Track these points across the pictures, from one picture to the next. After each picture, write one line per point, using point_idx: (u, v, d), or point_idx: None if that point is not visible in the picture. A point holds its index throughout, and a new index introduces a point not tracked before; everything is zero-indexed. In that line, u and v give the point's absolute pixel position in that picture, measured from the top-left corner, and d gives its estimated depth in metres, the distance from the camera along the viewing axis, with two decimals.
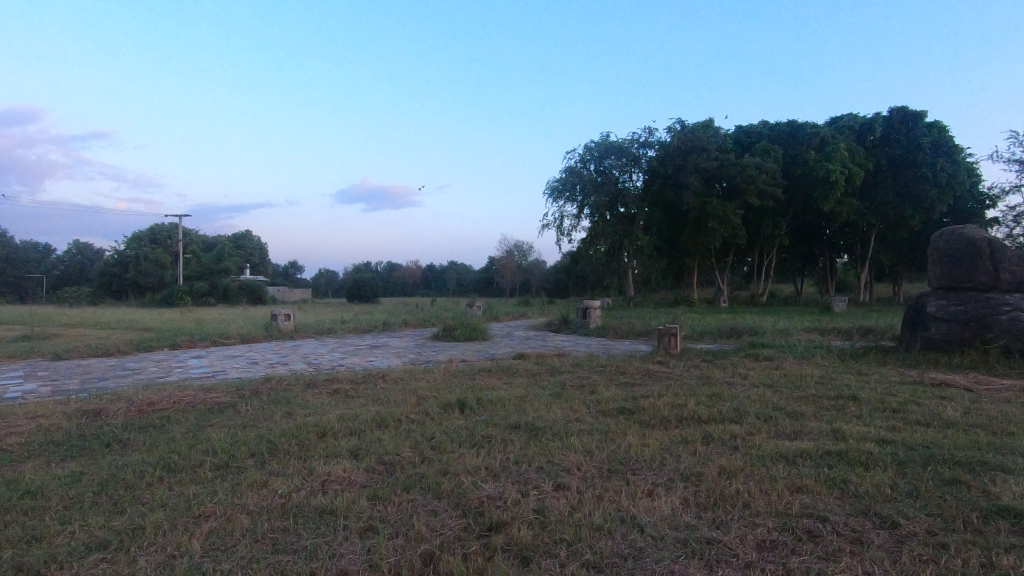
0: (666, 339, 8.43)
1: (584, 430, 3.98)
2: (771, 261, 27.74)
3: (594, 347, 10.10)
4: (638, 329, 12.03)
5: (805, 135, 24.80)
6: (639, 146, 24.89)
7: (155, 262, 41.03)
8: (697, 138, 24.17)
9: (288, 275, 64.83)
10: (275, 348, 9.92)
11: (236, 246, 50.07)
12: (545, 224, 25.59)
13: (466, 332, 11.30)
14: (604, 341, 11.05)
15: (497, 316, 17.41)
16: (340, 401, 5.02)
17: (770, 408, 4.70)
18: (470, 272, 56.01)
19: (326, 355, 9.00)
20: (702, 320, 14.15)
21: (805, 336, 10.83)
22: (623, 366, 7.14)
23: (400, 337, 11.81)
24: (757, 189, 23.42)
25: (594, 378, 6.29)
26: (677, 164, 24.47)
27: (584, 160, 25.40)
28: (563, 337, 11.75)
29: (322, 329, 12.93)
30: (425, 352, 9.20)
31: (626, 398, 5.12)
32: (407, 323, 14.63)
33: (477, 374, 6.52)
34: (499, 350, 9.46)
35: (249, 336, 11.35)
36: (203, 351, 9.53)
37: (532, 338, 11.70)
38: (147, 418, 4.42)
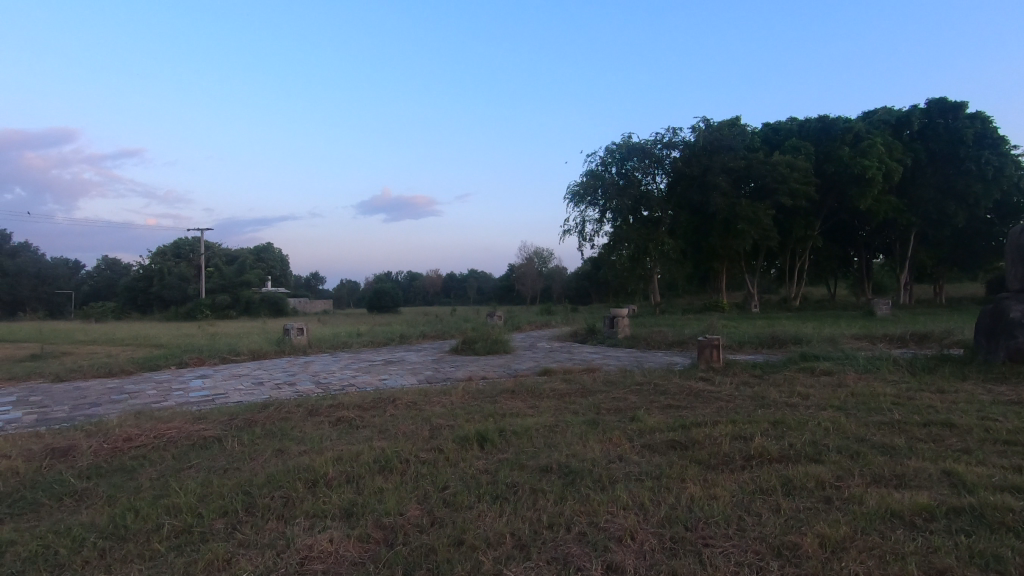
0: (707, 351, 7.54)
1: (631, 473, 3.25)
2: (804, 263, 26.54)
3: (625, 360, 9.34)
4: (670, 338, 11.22)
5: (838, 130, 23.66)
6: (662, 147, 24.05)
7: (179, 276, 41.42)
8: (723, 137, 23.22)
9: (311, 286, 65.23)
10: (285, 365, 9.37)
11: (258, 259, 50.42)
12: (566, 230, 24.87)
13: (486, 345, 10.62)
14: (635, 352, 10.26)
15: (520, 326, 16.72)
16: (342, 433, 4.36)
17: (852, 439, 3.90)
18: (490, 280, 55.48)
19: (338, 374, 8.41)
20: (739, 328, 13.24)
21: (857, 345, 9.89)
22: (665, 385, 6.35)
23: (417, 351, 11.19)
24: (788, 189, 22.38)
25: (632, 400, 5.54)
26: (702, 164, 23.56)
27: (605, 163, 24.62)
28: (591, 349, 10.99)
29: (337, 343, 12.39)
30: (442, 369, 8.54)
31: (673, 427, 4.37)
32: (426, 335, 14.01)
33: (499, 396, 5.82)
34: (523, 365, 8.76)
35: (261, 352, 10.85)
36: (209, 370, 9.03)
37: (558, 350, 10.97)
38: (117, 458, 3.83)
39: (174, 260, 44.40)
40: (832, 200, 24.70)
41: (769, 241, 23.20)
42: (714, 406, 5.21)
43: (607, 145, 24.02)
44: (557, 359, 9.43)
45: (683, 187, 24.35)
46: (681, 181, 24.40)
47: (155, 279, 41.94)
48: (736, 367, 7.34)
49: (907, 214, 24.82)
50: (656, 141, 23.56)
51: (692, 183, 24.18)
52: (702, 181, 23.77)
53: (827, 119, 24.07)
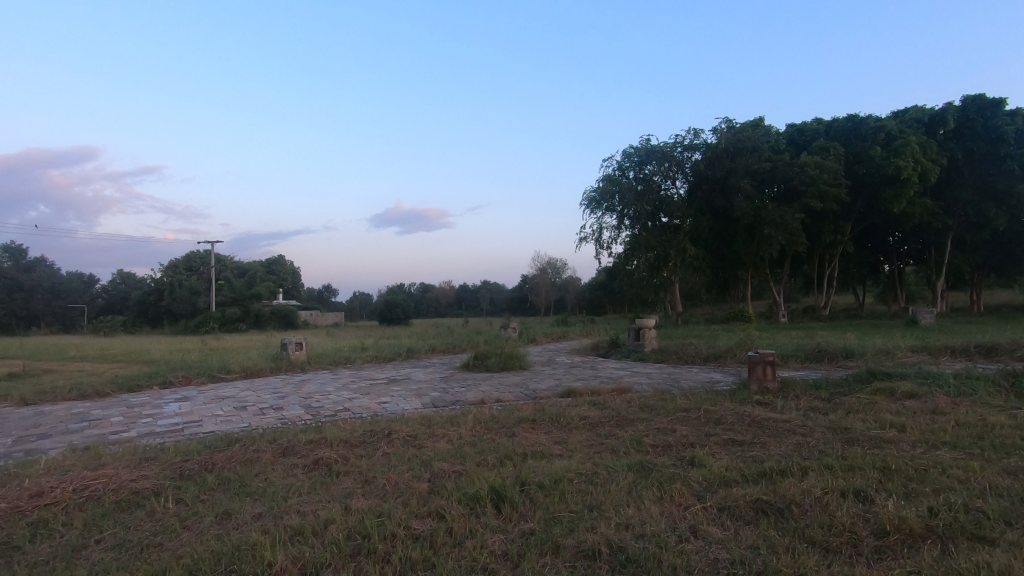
0: (759, 368, 6.38)
1: (718, 565, 2.20)
2: (833, 269, 25.21)
3: (658, 378, 8.27)
4: (704, 351, 10.11)
5: (869, 129, 22.38)
6: (682, 149, 22.95)
7: (189, 289, 40.96)
8: (747, 138, 22.08)
9: (322, 299, 64.80)
10: (278, 385, 8.42)
11: (269, 271, 50.03)
12: (583, 237, 23.93)
13: (500, 360, 9.58)
14: (667, 369, 9.18)
15: (536, 338, 15.65)
16: (317, 487, 3.36)
17: (1011, 501, 2.81)
18: (503, 291, 54.51)
19: (334, 395, 7.42)
20: (776, 340, 12.09)
21: (921, 359, 8.71)
22: (718, 411, 5.26)
23: (425, 367, 10.20)
24: (818, 191, 21.16)
25: (684, 433, 4.47)
26: (725, 166, 22.41)
27: (622, 167, 23.64)
28: (617, 363, 9.92)
29: (340, 359, 11.43)
30: (452, 389, 7.52)
31: (751, 476, 3.30)
32: (435, 349, 13.01)
33: (517, 428, 4.78)
34: (542, 384, 7.70)
35: (255, 369, 9.94)
36: (194, 391, 8.13)
37: (579, 365, 9.93)
38: (10, 527, 2.86)
39: (185, 273, 44.04)
40: (864, 202, 23.43)
41: (798, 246, 22.01)
42: (790, 442, 4.13)
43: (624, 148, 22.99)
44: (581, 377, 8.38)
45: (705, 191, 23.23)
46: (702, 185, 23.28)
47: (166, 292, 41.58)
48: (796, 388, 6.21)
49: (943, 217, 23.45)
50: (676, 143, 22.47)
51: (714, 186, 23.05)
52: (725, 184, 22.66)
53: (856, 118, 22.80)
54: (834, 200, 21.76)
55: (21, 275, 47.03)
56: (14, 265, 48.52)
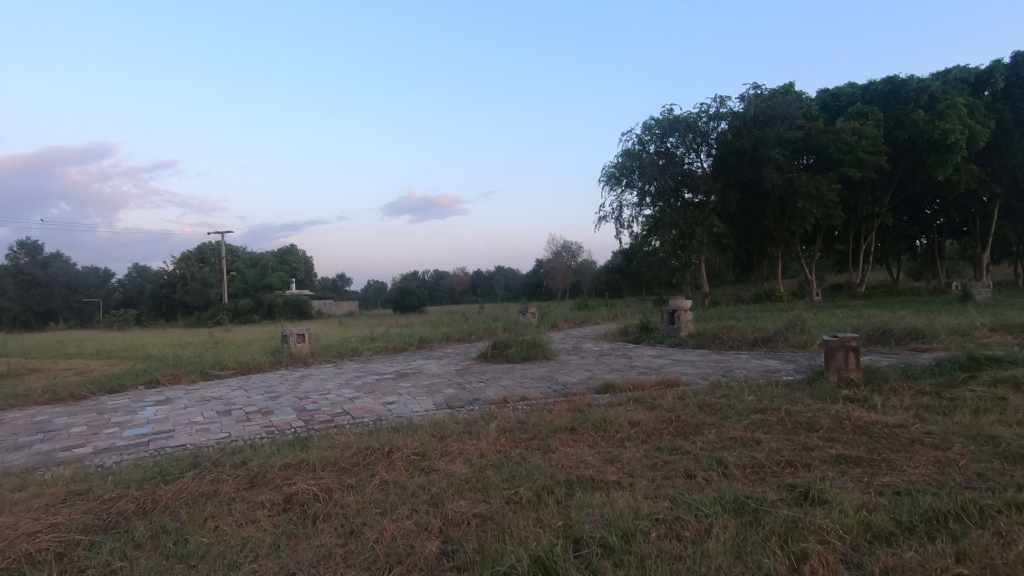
0: (839, 356, 5.26)
1: None
2: (870, 244, 23.75)
3: (704, 366, 7.19)
4: (751, 334, 8.98)
5: (910, 91, 20.72)
6: (707, 119, 21.49)
7: (202, 281, 40.46)
8: (778, 105, 20.57)
9: (337, 288, 64.51)
10: (275, 383, 7.51)
11: (281, 261, 49.56)
12: (602, 216, 22.75)
13: (522, 350, 8.56)
14: (711, 355, 8.10)
15: (557, 324, 14.58)
16: (284, 544, 2.38)
17: None
18: (518, 276, 53.52)
19: (335, 394, 6.47)
20: (824, 321, 10.93)
21: (1008, 340, 7.53)
22: (805, 412, 4.17)
23: (438, 358, 9.23)
24: (856, 159, 19.70)
25: (776, 446, 3.40)
26: (754, 136, 20.96)
27: (643, 140, 22.28)
28: (651, 350, 8.87)
29: (346, 351, 10.51)
30: (469, 385, 6.53)
31: (911, 526, 2.24)
32: (449, 338, 12.05)
33: (553, 440, 3.75)
34: (573, 378, 6.66)
35: (251, 364, 9.05)
36: (181, 392, 7.24)
37: (610, 353, 8.88)
38: None
39: (198, 265, 43.63)
40: (904, 170, 21.89)
41: (834, 219, 20.65)
42: (929, 460, 3.03)
43: (645, 120, 21.61)
44: (616, 368, 7.33)
45: (733, 163, 21.83)
46: (729, 157, 21.85)
47: (178, 285, 41.21)
48: (887, 379, 5.10)
49: (991, 184, 21.78)
50: (701, 112, 21.02)
51: (742, 158, 21.65)
52: (754, 154, 21.25)
53: (896, 80, 21.10)
54: (874, 168, 20.22)
55: (38, 271, 47.06)
56: (30, 261, 48.55)
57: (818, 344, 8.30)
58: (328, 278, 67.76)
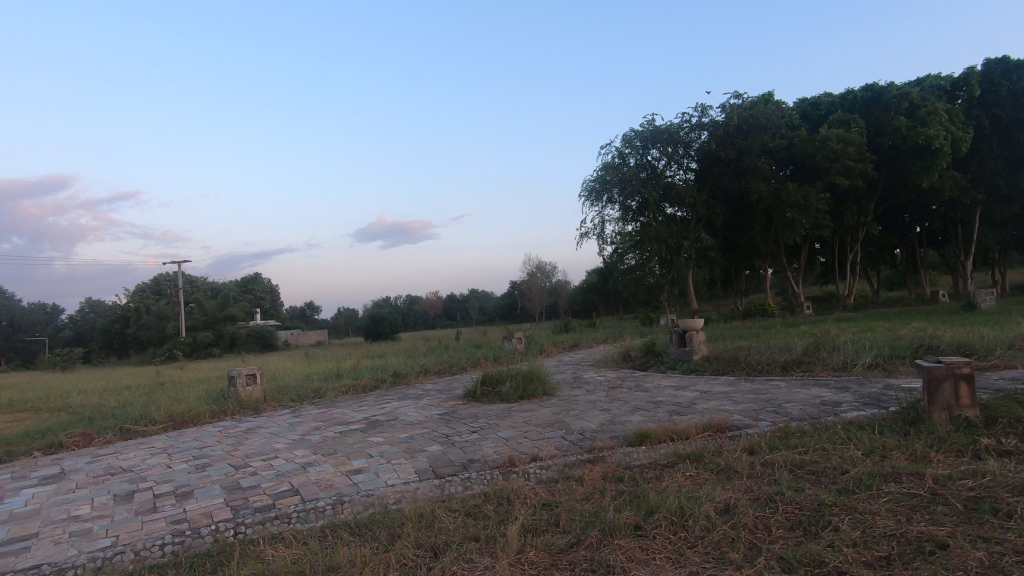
0: (946, 388, 4.05)
1: None
2: (856, 254, 23.23)
3: (744, 400, 5.96)
4: (779, 356, 7.78)
5: (890, 98, 20.35)
6: (689, 129, 20.78)
7: (157, 314, 37.87)
8: (760, 113, 19.96)
9: (305, 318, 62.17)
10: (209, 444, 5.94)
11: (245, 291, 47.19)
12: (584, 233, 21.78)
13: (517, 386, 7.17)
14: (743, 384, 6.86)
15: (546, 350, 13.18)
16: None
17: None
18: (493, 298, 52.27)
19: (283, 458, 4.95)
20: (846, 335, 9.86)
21: None
22: (960, 479, 2.91)
23: (416, 399, 7.77)
24: (843, 167, 19.10)
25: (984, 559, 2.12)
26: (738, 145, 20.25)
27: (623, 153, 21.48)
28: (669, 380, 7.55)
29: (306, 393, 8.95)
30: (459, 439, 5.10)
31: None
32: (428, 372, 10.56)
33: (614, 554, 2.40)
34: (591, 424, 5.31)
35: (186, 416, 7.42)
36: (82, 463, 5.59)
37: (619, 385, 7.57)
38: None
39: (153, 297, 40.97)
40: (887, 178, 21.49)
41: (823, 230, 20.01)
42: None
43: (625, 131, 20.82)
44: (638, 406, 6.02)
45: (716, 174, 21.11)
46: (713, 168, 21.12)
47: (132, 319, 38.52)
48: (1014, 417, 3.89)
49: (973, 190, 21.46)
50: (683, 122, 20.27)
51: (726, 168, 20.91)
52: (738, 164, 20.54)
53: (875, 87, 20.74)
54: (860, 176, 19.68)
55: None
56: None
57: (861, 366, 7.15)
58: (295, 308, 65.27)
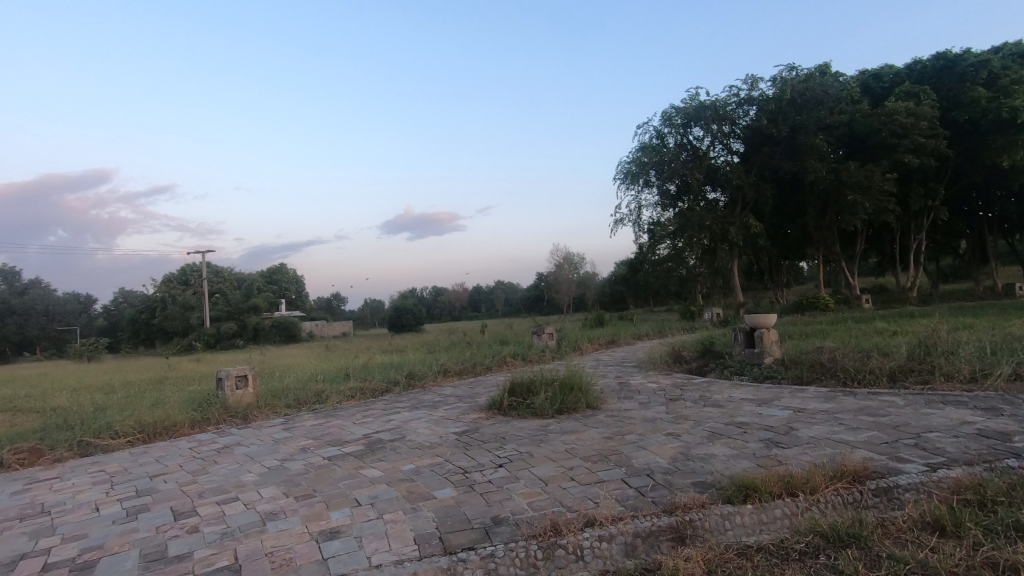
0: None
1: None
2: (921, 243, 21.06)
3: (861, 424, 4.45)
4: (882, 363, 6.19)
5: (967, 67, 18.15)
6: (736, 105, 18.97)
7: (182, 305, 37.59)
8: (816, 85, 18.06)
9: (331, 309, 62.21)
10: (167, 470, 4.70)
11: (270, 282, 46.91)
12: (618, 219, 20.33)
13: (554, 397, 5.77)
14: (845, 400, 5.32)
15: (581, 347, 11.74)
16: None
17: None
18: (520, 290, 51.06)
19: (243, 502, 3.64)
20: (948, 333, 8.16)
21: None
22: None
23: (431, 410, 6.45)
24: (913, 144, 17.06)
25: None
26: (791, 121, 18.36)
27: (663, 132, 19.90)
28: (743, 392, 6.04)
29: (306, 397, 7.72)
30: (481, 480, 3.74)
31: None
32: (448, 372, 9.27)
33: None
34: (659, 461, 3.89)
35: (160, 426, 6.26)
36: (4, 493, 4.41)
37: (679, 396, 6.11)
38: None
39: (180, 288, 40.77)
40: (960, 158, 19.31)
41: (887, 215, 18.02)
42: None
43: (665, 108, 19.19)
44: (716, 431, 4.56)
45: (766, 154, 19.25)
46: (762, 148, 19.29)
47: (158, 309, 38.37)
48: None
49: None
50: (730, 97, 18.48)
51: (777, 148, 19.06)
52: (791, 143, 18.67)
53: (948, 55, 18.53)
54: (932, 154, 17.58)
55: (14, 299, 44.03)
56: (7, 291, 46.12)
57: (999, 377, 5.52)
58: (322, 299, 65.19)
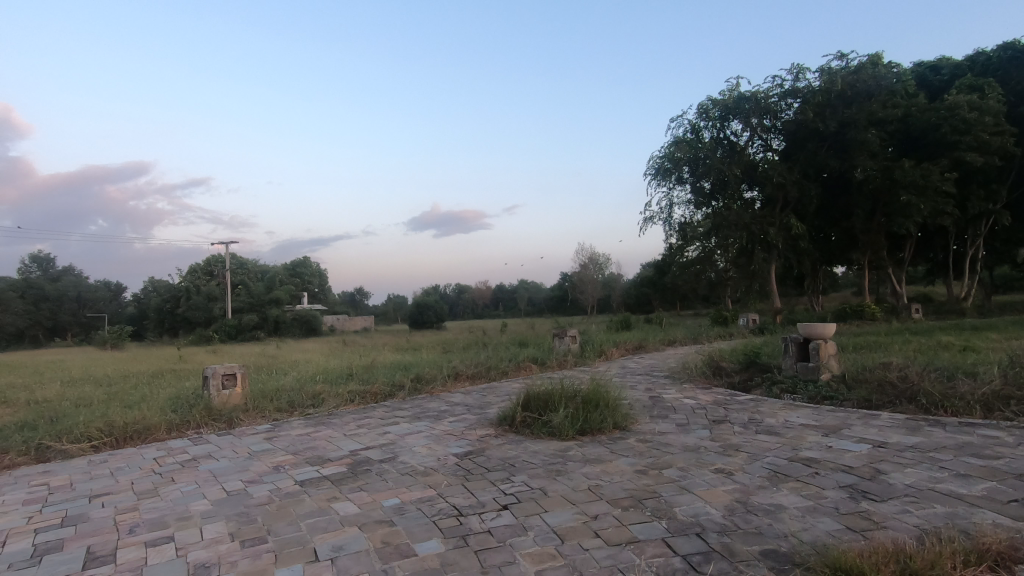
0: None
1: None
2: (978, 250, 19.49)
3: (971, 471, 3.45)
4: (973, 388, 5.13)
5: None
6: (779, 97, 17.76)
7: (206, 295, 37.73)
8: (869, 77, 16.69)
9: (355, 304, 62.38)
10: (113, 489, 3.97)
11: (293, 275, 47.01)
12: (649, 217, 19.31)
13: (576, 414, 4.89)
14: (935, 434, 4.32)
15: (606, 352, 10.81)
16: None
17: None
18: (543, 290, 50.19)
19: (174, 547, 2.87)
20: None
21: None
22: None
23: (433, 422, 5.64)
24: (975, 141, 15.63)
25: None
26: (840, 115, 17.04)
27: (698, 126, 18.81)
28: (801, 417, 5.06)
29: (300, 399, 7.00)
30: (477, 530, 2.89)
31: None
32: (459, 376, 8.47)
33: None
34: (713, 511, 2.99)
35: (132, 430, 5.61)
36: None
37: (724, 419, 5.16)
38: None
39: (205, 278, 40.96)
40: None
41: (944, 218, 16.59)
42: None
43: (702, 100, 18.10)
44: (778, 470, 3.62)
45: (811, 151, 17.97)
46: (806, 144, 18.04)
47: (183, 299, 38.60)
48: None
49: None
50: (773, 88, 17.29)
51: (823, 143, 17.74)
52: (838, 138, 17.35)
53: (1017, 44, 16.99)
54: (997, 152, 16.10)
55: (47, 285, 44.89)
56: (42, 277, 47.20)
57: None
58: (346, 294, 65.40)
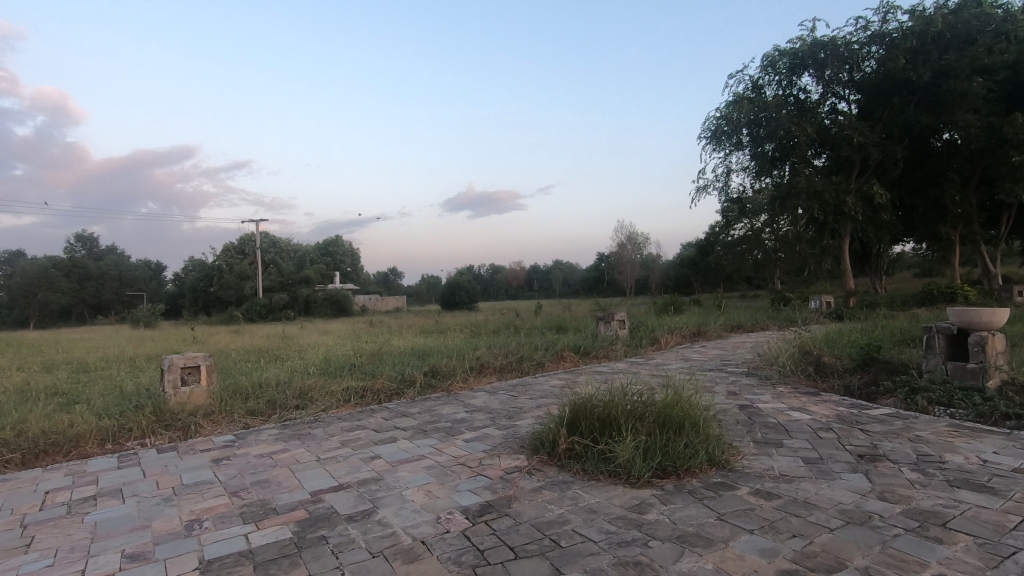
0: None
1: None
2: None
3: None
4: None
5: None
6: (859, 44, 15.32)
7: (238, 274, 37.28)
8: (973, 15, 14.10)
9: (388, 283, 62.05)
10: None
11: (326, 255, 46.41)
12: (702, 185, 17.22)
13: (651, 445, 3.21)
14: None
15: (660, 341, 9.06)
16: None
17: None
18: (580, 271, 48.23)
19: None
20: None
21: None
22: None
23: (441, 442, 4.06)
24: None
25: None
26: (935, 63, 14.53)
27: (760, 82, 16.57)
28: (1006, 455, 3.24)
29: (282, 399, 5.53)
30: None
31: None
32: (483, 369, 6.88)
33: None
34: None
35: (48, 443, 4.25)
36: None
37: (876, 452, 3.38)
38: None
39: (238, 257, 40.63)
40: None
41: None
42: None
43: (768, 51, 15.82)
44: None
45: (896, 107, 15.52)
46: (889, 99, 15.61)
47: (216, 278, 38.28)
48: None
49: None
50: (854, 32, 14.88)
51: (911, 98, 15.27)
52: (932, 90, 14.84)
53: None
54: None
55: (91, 264, 45.48)
56: (87, 256, 48.00)
57: None
58: (380, 274, 64.97)
